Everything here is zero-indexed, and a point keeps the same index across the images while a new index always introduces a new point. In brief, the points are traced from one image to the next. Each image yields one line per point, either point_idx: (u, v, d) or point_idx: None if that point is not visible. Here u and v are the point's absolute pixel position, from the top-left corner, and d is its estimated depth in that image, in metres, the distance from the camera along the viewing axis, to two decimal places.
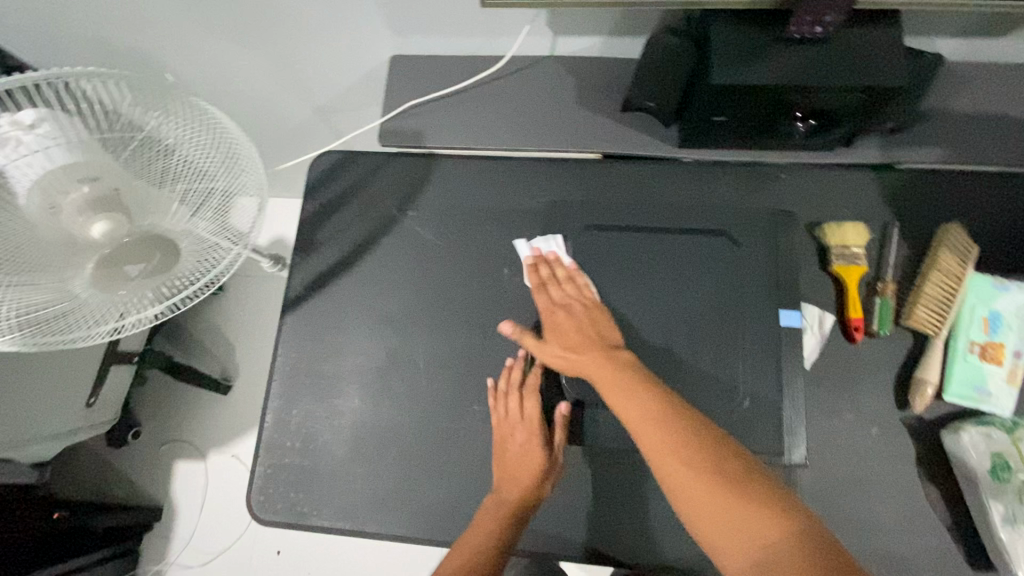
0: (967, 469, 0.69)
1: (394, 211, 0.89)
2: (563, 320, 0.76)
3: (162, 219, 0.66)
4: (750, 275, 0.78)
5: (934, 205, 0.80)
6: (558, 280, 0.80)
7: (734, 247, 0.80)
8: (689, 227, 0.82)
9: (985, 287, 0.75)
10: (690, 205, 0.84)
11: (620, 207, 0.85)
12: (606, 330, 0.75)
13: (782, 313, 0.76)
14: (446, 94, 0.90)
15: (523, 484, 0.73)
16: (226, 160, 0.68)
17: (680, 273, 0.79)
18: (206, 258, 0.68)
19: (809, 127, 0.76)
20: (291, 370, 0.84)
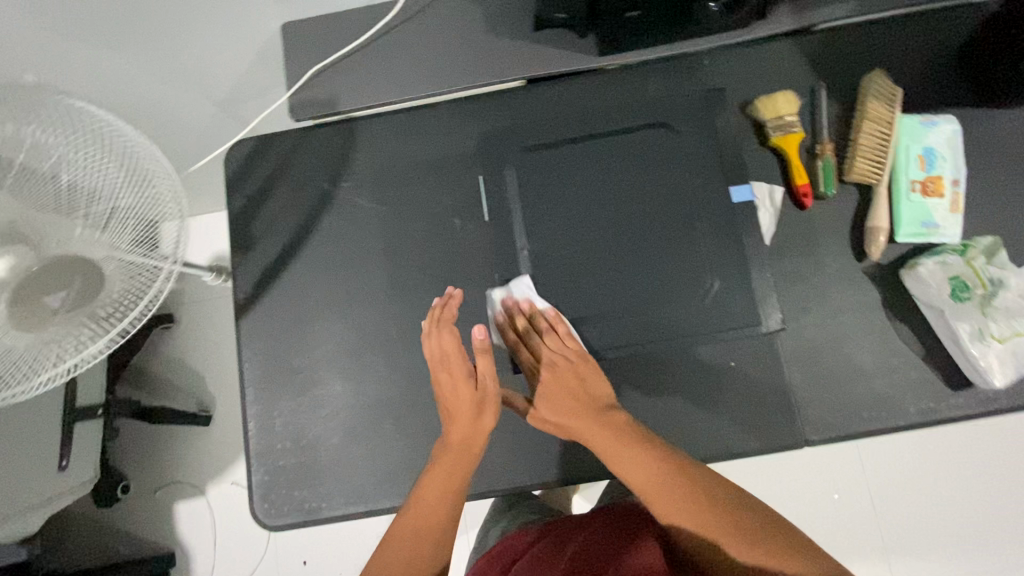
0: (929, 299, 0.72)
1: (326, 186, 0.84)
2: (543, 382, 0.72)
3: (74, 245, 0.60)
4: (694, 158, 0.78)
5: (854, 59, 0.82)
6: (540, 331, 0.74)
7: (673, 134, 0.79)
8: (625, 125, 0.81)
9: (914, 126, 0.77)
10: (623, 102, 0.82)
11: (554, 122, 0.82)
12: (599, 386, 0.71)
13: (732, 190, 0.77)
14: (351, 53, 0.85)
15: (461, 427, 0.71)
16: (132, 173, 0.65)
17: (626, 173, 0.79)
18: (138, 278, 0.64)
19: (722, 6, 0.74)
20: (262, 372, 0.80)
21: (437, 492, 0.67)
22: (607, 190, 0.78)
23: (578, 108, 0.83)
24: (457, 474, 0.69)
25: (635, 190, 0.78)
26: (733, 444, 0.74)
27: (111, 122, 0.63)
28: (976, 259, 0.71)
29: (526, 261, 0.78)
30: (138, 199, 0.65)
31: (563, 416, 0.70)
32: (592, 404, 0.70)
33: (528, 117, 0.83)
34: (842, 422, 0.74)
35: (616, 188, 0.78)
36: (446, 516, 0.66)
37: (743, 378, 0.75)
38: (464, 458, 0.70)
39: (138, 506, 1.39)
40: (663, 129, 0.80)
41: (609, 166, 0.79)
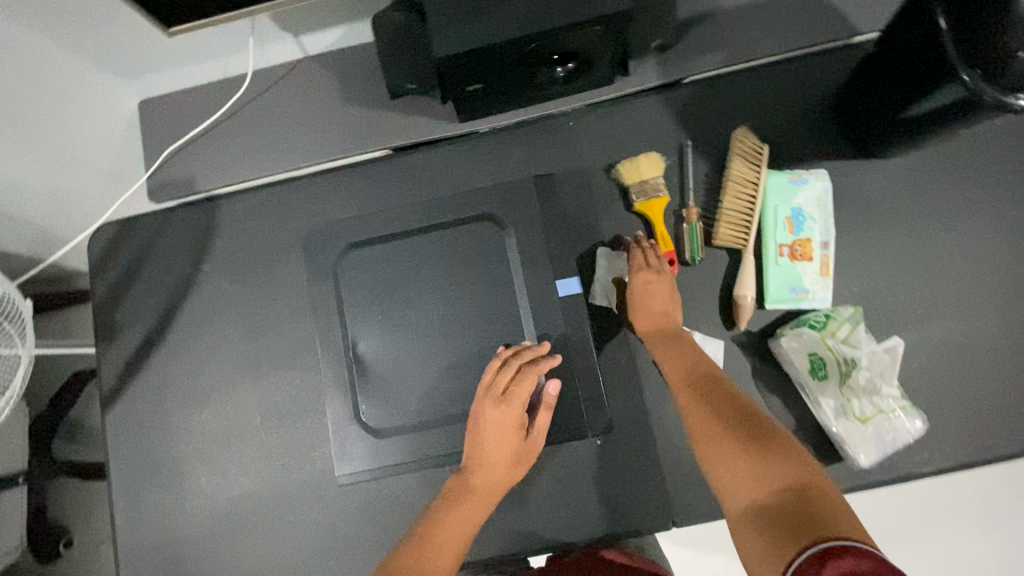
0: (792, 374, 0.69)
1: (190, 268, 0.82)
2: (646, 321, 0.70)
3: None
4: (531, 246, 0.75)
5: (725, 112, 0.78)
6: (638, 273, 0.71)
7: (499, 231, 0.75)
8: (449, 221, 0.76)
9: (782, 185, 0.73)
10: (450, 196, 0.77)
11: (389, 212, 0.78)
12: (663, 298, 0.70)
13: (561, 284, 0.74)
14: (210, 128, 0.83)
15: (493, 470, 0.66)
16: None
17: (446, 278, 0.74)
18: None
19: (569, 71, 0.72)
20: (130, 466, 0.79)
21: (456, 534, 0.62)
22: (433, 296, 0.74)
23: (441, 178, 0.80)
24: (474, 517, 0.65)
25: (463, 290, 0.74)
26: (598, 525, 0.72)
27: None
28: (836, 331, 0.68)
29: (363, 361, 0.74)
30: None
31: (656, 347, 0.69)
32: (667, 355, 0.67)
33: (392, 191, 0.80)
34: (710, 499, 0.72)
35: (443, 283, 0.74)
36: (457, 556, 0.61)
37: (609, 456, 0.73)
38: (483, 505, 0.65)
39: (82, 560, 1.40)
40: (489, 223, 0.76)
41: (436, 259, 0.75)
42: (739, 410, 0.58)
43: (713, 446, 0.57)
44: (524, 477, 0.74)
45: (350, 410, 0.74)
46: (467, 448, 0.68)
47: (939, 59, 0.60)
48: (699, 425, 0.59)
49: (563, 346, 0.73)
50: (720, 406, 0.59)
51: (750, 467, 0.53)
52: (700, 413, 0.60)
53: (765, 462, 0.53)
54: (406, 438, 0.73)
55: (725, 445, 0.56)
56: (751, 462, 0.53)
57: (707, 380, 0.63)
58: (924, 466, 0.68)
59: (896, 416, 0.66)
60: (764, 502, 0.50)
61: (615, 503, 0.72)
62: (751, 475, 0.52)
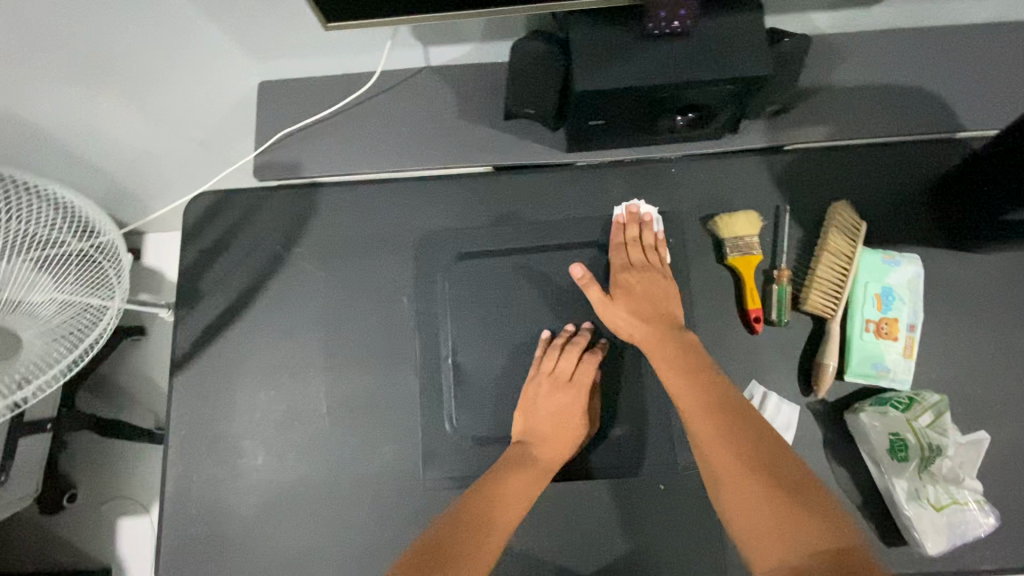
0: (869, 450, 0.70)
1: (280, 249, 0.84)
2: (629, 282, 0.76)
3: (23, 291, 0.69)
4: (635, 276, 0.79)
5: (825, 184, 0.80)
6: (642, 245, 0.79)
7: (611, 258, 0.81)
8: (562, 244, 0.81)
9: (876, 263, 0.75)
10: (562, 221, 0.82)
11: (499, 223, 0.83)
12: (654, 291, 0.76)
13: None
14: (322, 118, 0.85)
15: (543, 451, 0.72)
16: (79, 225, 0.74)
17: (552, 295, 0.79)
18: (84, 320, 0.73)
19: (688, 121, 0.74)
20: (187, 434, 0.79)
21: (515, 499, 0.68)
22: (535, 306, 0.79)
23: (541, 201, 0.82)
24: (530, 487, 0.70)
25: (559, 312, 0.79)
26: (646, 568, 0.73)
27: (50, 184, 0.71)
28: (919, 416, 0.69)
29: (450, 371, 0.77)
30: (85, 252, 0.74)
31: (631, 319, 0.74)
32: (654, 296, 0.75)
33: (490, 206, 0.83)
34: None
35: (545, 302, 0.79)
36: (505, 526, 0.66)
37: (667, 501, 0.74)
38: (541, 476, 0.71)
39: (82, 518, 1.38)
40: (600, 251, 0.81)
41: (535, 278, 0.79)
42: (774, 451, 0.61)
43: (735, 479, 0.59)
44: (580, 509, 0.74)
45: (442, 413, 0.77)
46: (526, 426, 0.74)
47: None
48: (719, 458, 0.61)
49: None
50: (754, 450, 0.61)
51: (784, 526, 0.55)
52: (724, 440, 0.62)
53: (772, 468, 0.59)
54: (474, 450, 0.76)
55: (753, 490, 0.58)
56: (789, 520, 0.55)
57: (721, 399, 0.65)
58: (986, 565, 0.68)
59: (969, 508, 0.67)
60: (796, 564, 0.53)
61: (667, 548, 0.73)
62: (783, 535, 0.55)
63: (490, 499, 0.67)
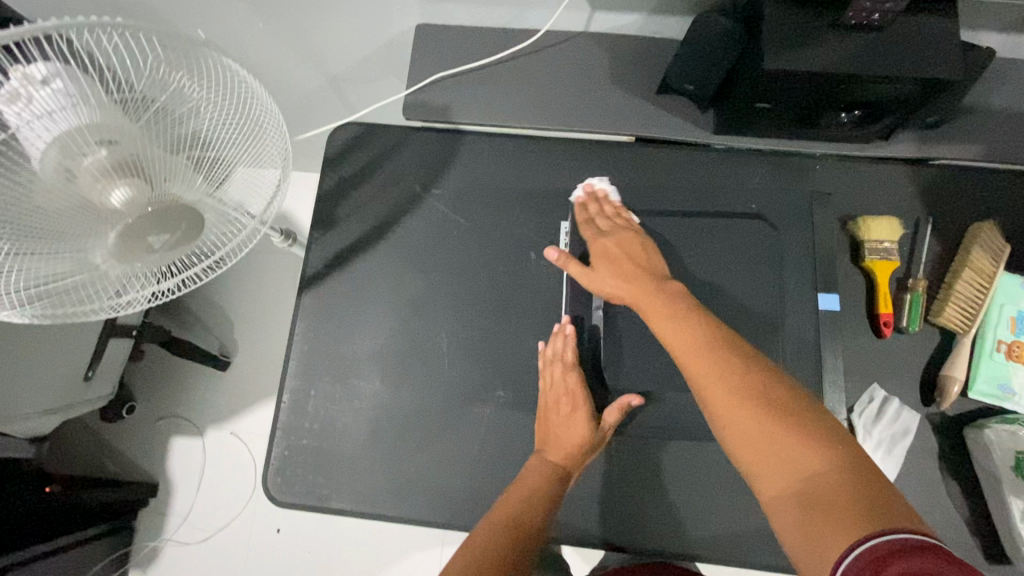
0: (988, 466, 0.70)
1: (417, 188, 0.86)
2: (603, 248, 0.74)
3: (184, 190, 0.60)
4: (795, 254, 0.78)
5: (969, 203, 0.80)
6: (606, 215, 0.79)
7: (774, 231, 0.79)
8: (720, 210, 0.82)
9: (1013, 287, 0.75)
10: (720, 188, 0.83)
11: (642, 190, 0.84)
12: (636, 254, 0.73)
13: (821, 297, 0.77)
14: (475, 69, 0.86)
15: (579, 419, 0.75)
16: (247, 127, 0.64)
17: (709, 260, 0.78)
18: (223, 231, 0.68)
19: (853, 118, 0.75)
20: (310, 351, 0.82)
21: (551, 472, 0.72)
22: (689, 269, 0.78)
23: (699, 174, 0.85)
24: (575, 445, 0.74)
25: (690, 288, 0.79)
26: (741, 548, 0.75)
27: (245, 82, 0.61)
28: None
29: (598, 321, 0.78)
30: (243, 156, 0.66)
31: (618, 281, 0.70)
32: (631, 254, 0.73)
33: (628, 176, 0.85)
34: None
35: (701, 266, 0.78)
36: (545, 483, 0.71)
37: None
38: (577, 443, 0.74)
39: (133, 430, 1.37)
40: (762, 222, 0.80)
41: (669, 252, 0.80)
42: (768, 376, 0.52)
43: (729, 410, 0.51)
44: (682, 480, 0.77)
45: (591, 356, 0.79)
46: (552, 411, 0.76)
47: None
48: (710, 387, 0.53)
49: None
50: (744, 376, 0.53)
51: (778, 451, 0.47)
52: (710, 369, 0.54)
53: (758, 394, 0.51)
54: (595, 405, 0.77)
55: (746, 418, 0.50)
56: (787, 445, 0.47)
57: (696, 334, 0.58)
58: None
59: None
60: (797, 492, 0.45)
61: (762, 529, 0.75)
62: (784, 465, 0.47)
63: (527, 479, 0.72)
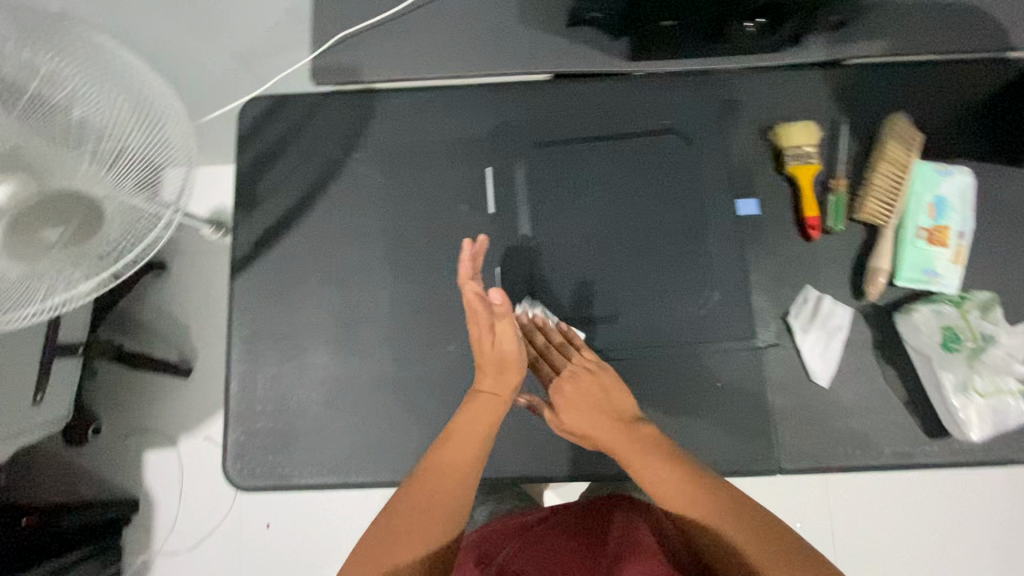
0: (919, 346, 0.73)
1: (338, 154, 0.83)
2: (565, 389, 0.61)
3: (75, 180, 0.57)
4: (710, 168, 0.79)
5: (882, 99, 0.82)
6: (553, 345, 0.69)
7: (688, 145, 0.80)
8: (635, 131, 0.81)
9: (929, 173, 0.77)
10: (635, 107, 0.82)
11: (566, 119, 0.82)
12: (591, 386, 0.61)
13: (739, 203, 0.79)
14: (379, 23, 0.83)
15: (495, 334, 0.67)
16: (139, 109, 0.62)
17: (624, 182, 0.79)
18: (134, 226, 0.62)
19: (758, 26, 0.75)
20: (252, 334, 0.80)
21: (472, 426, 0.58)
22: (608, 198, 0.79)
23: (608, 100, 0.82)
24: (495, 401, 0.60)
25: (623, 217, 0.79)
26: None
27: (128, 65, 0.62)
28: (971, 312, 0.73)
29: (528, 257, 0.79)
30: (147, 140, 0.63)
31: (589, 426, 0.58)
32: (589, 389, 0.61)
33: (551, 112, 0.83)
34: (820, 453, 0.75)
35: (622, 193, 0.79)
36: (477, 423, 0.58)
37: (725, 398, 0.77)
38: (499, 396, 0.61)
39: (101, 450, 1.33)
40: (676, 137, 0.80)
41: (600, 184, 0.79)
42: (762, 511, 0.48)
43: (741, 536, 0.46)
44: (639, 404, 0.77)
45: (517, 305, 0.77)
46: None
47: None
48: (715, 528, 0.47)
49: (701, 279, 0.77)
50: (747, 520, 0.47)
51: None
52: (700, 518, 0.48)
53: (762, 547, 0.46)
54: None
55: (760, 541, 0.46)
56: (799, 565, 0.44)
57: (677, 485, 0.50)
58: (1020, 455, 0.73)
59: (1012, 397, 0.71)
60: None
61: None
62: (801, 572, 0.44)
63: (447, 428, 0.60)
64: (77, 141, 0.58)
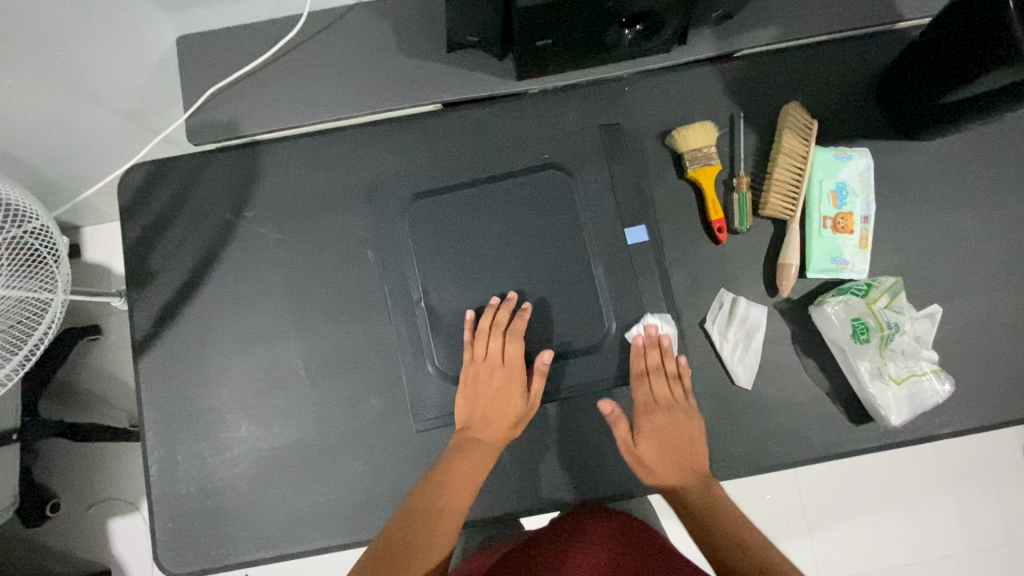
0: (834, 339, 0.73)
1: (229, 215, 0.80)
2: (654, 425, 0.72)
3: None
4: (593, 200, 0.78)
5: (774, 87, 0.80)
6: (665, 373, 0.73)
7: (569, 180, 0.78)
8: (520, 170, 0.79)
9: (829, 160, 0.77)
10: (517, 143, 0.80)
11: (463, 151, 0.80)
12: (670, 400, 0.73)
13: (627, 234, 0.77)
14: (252, 73, 0.79)
15: (512, 396, 0.73)
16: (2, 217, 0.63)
17: (520, 213, 0.78)
18: (25, 311, 0.69)
19: (637, 33, 0.73)
20: (166, 415, 0.77)
21: (464, 480, 0.67)
22: (507, 229, 0.77)
23: (487, 136, 0.80)
24: (479, 472, 0.69)
25: (530, 244, 0.77)
26: (640, 478, 0.76)
27: None
28: (877, 299, 0.74)
29: (424, 315, 0.77)
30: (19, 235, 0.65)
31: (665, 469, 0.70)
32: (669, 427, 0.72)
33: (444, 143, 0.80)
34: (752, 456, 0.75)
35: (518, 230, 0.77)
36: (467, 497, 0.67)
37: None
38: (488, 456, 0.70)
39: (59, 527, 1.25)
40: (557, 171, 0.79)
41: (502, 215, 0.78)
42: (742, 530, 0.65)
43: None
44: (570, 433, 0.76)
45: (424, 357, 0.77)
46: (466, 408, 0.73)
47: (998, 48, 0.63)
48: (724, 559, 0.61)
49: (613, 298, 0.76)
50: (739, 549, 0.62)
51: None
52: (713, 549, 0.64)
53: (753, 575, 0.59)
54: None
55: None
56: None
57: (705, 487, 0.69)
58: (942, 429, 0.74)
59: (927, 378, 0.72)
60: None
61: None
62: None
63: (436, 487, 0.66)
64: None
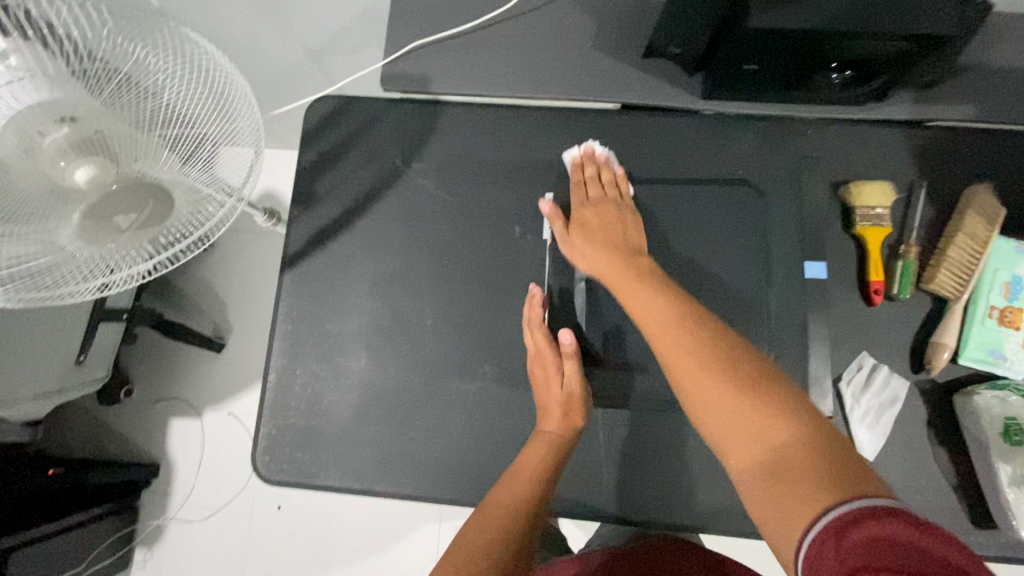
0: (981, 434, 0.70)
1: (398, 163, 0.83)
2: (590, 215, 0.75)
3: (150, 166, 0.58)
4: (774, 223, 0.77)
5: (961, 165, 0.78)
6: (601, 181, 0.78)
7: (758, 197, 0.78)
8: (699, 178, 0.80)
9: (1008, 251, 0.73)
10: (696, 153, 0.81)
11: (634, 156, 0.82)
12: (609, 226, 0.73)
13: (806, 265, 0.76)
14: (454, 36, 0.81)
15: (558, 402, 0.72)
16: (219, 102, 0.63)
17: (682, 223, 0.78)
18: (200, 211, 0.61)
19: (844, 78, 0.70)
20: (295, 331, 0.81)
21: (534, 467, 0.67)
22: (664, 236, 0.78)
23: (664, 142, 0.81)
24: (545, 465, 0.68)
25: (679, 257, 0.77)
26: (734, 518, 0.73)
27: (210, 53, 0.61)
28: None
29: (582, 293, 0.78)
30: (222, 129, 0.63)
31: (595, 243, 0.72)
32: (607, 230, 0.73)
33: (615, 143, 0.82)
34: None
35: (678, 238, 0.78)
36: (536, 484, 0.65)
37: None
38: (548, 451, 0.69)
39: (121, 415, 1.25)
40: (744, 188, 0.79)
41: (662, 222, 0.79)
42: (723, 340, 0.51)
43: (685, 370, 0.50)
44: (673, 454, 0.75)
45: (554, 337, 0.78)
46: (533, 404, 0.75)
47: None
48: (680, 362, 0.50)
49: (752, 333, 0.74)
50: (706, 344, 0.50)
51: (745, 424, 0.45)
52: (677, 345, 0.51)
53: (705, 372, 0.49)
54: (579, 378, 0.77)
55: (713, 386, 0.48)
56: (756, 418, 0.45)
57: (660, 308, 0.56)
58: None
59: None
60: (773, 462, 0.43)
61: None
62: (757, 436, 0.44)
63: (510, 482, 0.65)
64: (150, 126, 0.58)
